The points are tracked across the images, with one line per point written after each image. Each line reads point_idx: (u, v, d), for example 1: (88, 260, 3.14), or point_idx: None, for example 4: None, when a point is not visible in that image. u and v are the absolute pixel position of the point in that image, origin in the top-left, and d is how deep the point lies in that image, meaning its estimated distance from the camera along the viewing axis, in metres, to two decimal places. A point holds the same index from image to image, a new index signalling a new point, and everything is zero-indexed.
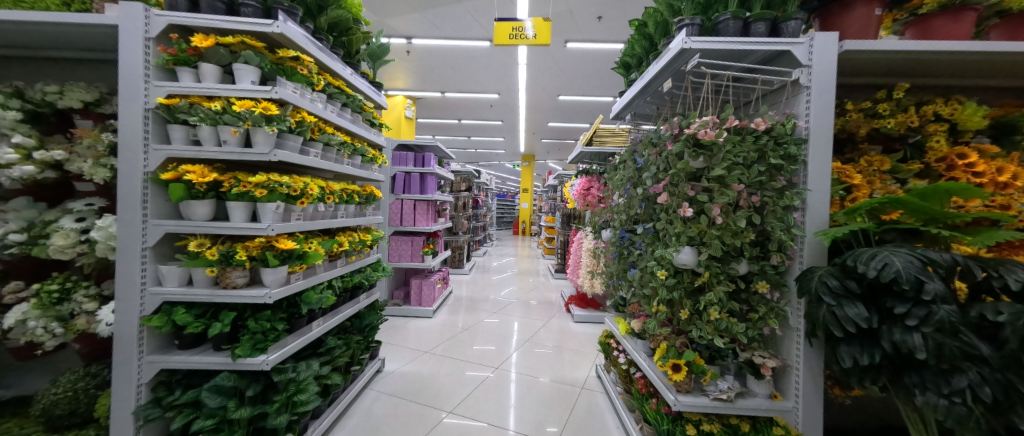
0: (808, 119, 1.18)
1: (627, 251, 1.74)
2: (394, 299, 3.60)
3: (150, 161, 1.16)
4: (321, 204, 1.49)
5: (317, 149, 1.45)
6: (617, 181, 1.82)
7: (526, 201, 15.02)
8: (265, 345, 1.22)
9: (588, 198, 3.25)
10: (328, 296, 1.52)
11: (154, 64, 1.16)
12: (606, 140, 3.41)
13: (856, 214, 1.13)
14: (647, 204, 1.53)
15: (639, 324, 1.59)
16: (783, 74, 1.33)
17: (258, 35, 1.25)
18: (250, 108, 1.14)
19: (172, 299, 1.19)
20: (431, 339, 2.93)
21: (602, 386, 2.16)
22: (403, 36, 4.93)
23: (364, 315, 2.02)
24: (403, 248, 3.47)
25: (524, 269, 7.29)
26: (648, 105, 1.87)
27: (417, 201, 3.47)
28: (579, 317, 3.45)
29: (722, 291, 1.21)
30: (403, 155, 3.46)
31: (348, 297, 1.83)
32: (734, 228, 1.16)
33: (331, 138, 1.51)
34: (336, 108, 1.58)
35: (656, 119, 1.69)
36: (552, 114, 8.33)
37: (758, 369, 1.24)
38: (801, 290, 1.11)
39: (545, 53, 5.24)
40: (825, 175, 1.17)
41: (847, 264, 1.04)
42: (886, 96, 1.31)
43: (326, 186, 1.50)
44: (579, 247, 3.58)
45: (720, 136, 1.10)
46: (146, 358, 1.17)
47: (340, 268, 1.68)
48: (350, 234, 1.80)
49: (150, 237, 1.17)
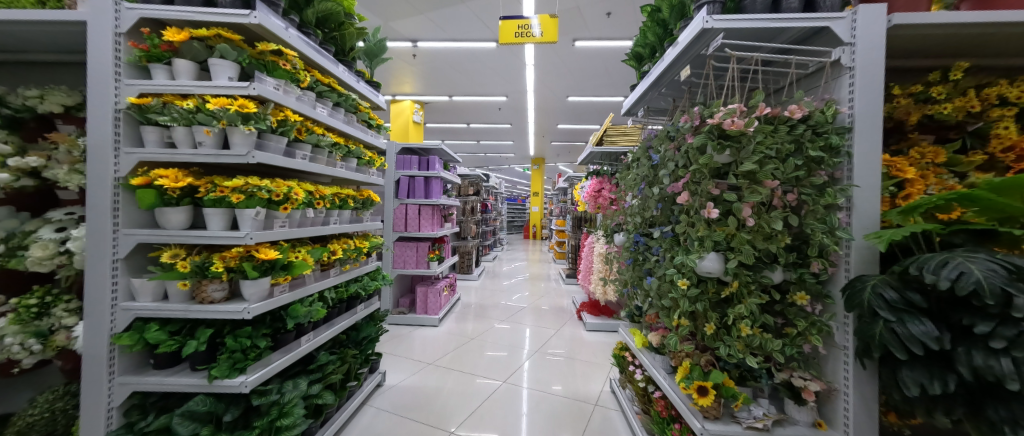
0: (852, 105, 1.03)
1: (643, 257, 1.59)
2: (399, 306, 3.49)
3: (121, 165, 1.07)
4: (311, 209, 1.39)
5: (305, 150, 1.35)
6: (631, 180, 1.68)
7: (535, 204, 14.88)
8: (244, 365, 1.12)
9: (600, 200, 3.12)
10: (319, 308, 1.42)
11: (126, 61, 1.08)
12: (618, 139, 3.25)
13: (913, 213, 0.96)
14: (664, 206, 1.39)
15: (657, 338, 1.44)
16: (819, 55, 1.18)
17: (237, 28, 1.17)
18: (225, 106, 1.05)
19: (144, 315, 1.09)
20: (436, 349, 2.81)
21: (616, 402, 2.00)
22: (408, 39, 4.88)
23: (363, 326, 1.91)
24: (408, 255, 3.36)
25: (534, 274, 7.13)
26: (663, 98, 1.73)
27: (422, 205, 3.36)
28: (591, 325, 3.29)
29: (753, 303, 1.06)
30: (407, 158, 3.37)
31: (344, 308, 1.73)
32: (767, 231, 1.01)
33: (320, 139, 1.42)
34: (326, 107, 1.49)
35: (673, 113, 1.55)
36: (560, 115, 8.19)
37: (798, 393, 1.08)
38: (849, 303, 0.95)
39: (552, 52, 5.12)
40: (875, 168, 1.01)
41: (908, 273, 0.88)
42: (941, 78, 1.14)
43: (315, 191, 1.40)
44: (591, 251, 3.43)
45: (750, 125, 0.96)
46: (117, 379, 1.08)
47: (332, 277, 1.58)
48: (345, 241, 1.70)
49: (122, 248, 1.08)
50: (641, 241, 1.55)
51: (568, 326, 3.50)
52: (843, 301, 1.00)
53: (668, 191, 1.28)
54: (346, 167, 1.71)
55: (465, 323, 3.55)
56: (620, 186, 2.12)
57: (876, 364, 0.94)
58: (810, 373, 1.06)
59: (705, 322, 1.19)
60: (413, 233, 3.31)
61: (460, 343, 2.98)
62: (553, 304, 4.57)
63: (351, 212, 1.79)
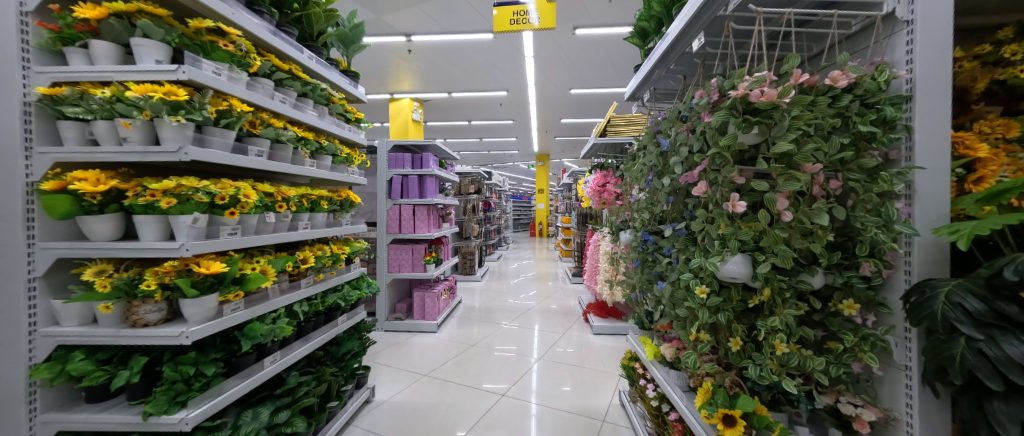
0: (911, 68, 0.82)
1: (654, 258, 1.40)
2: (397, 312, 3.33)
3: (33, 167, 0.91)
4: (269, 213, 1.25)
5: (262, 146, 1.22)
6: (638, 171, 1.48)
7: (540, 202, 14.66)
8: (187, 398, 0.97)
9: (605, 195, 2.94)
10: (285, 324, 1.28)
11: (35, 44, 0.93)
12: (622, 130, 3.05)
13: (995, 200, 0.76)
14: (677, 199, 1.20)
15: (670, 351, 1.26)
16: (862, 12, 0.97)
17: (169, 4, 1.02)
18: (148, 93, 0.91)
19: (68, 342, 0.94)
20: (433, 358, 2.64)
21: (627, 418, 1.82)
22: (402, 33, 4.69)
23: (346, 339, 1.75)
24: (403, 258, 3.18)
25: (540, 273, 6.92)
26: (672, 78, 1.53)
27: (417, 205, 3.18)
28: (599, 329, 3.10)
29: (790, 314, 0.88)
30: (399, 156, 3.19)
31: (321, 320, 1.58)
32: (806, 228, 0.81)
33: (279, 133, 1.27)
34: (288, 97, 1.35)
35: (683, 92, 1.35)
36: (563, 109, 7.96)
37: (846, 422, 0.88)
38: (913, 315, 0.76)
39: (552, 42, 4.91)
40: (943, 146, 0.80)
41: (1001, 276, 0.67)
42: (1015, 34, 0.93)
43: (273, 193, 1.26)
44: (596, 250, 3.24)
45: (788, 96, 0.76)
46: (39, 418, 0.93)
47: (304, 287, 1.44)
48: (320, 247, 1.56)
49: (38, 265, 0.92)
50: (650, 240, 1.36)
51: (574, 329, 3.31)
52: (903, 312, 0.80)
53: (681, 181, 1.09)
54: (318, 165, 1.56)
55: (465, 327, 3.37)
56: (627, 179, 1.92)
57: (951, 392, 0.75)
58: (860, 399, 0.87)
59: (728, 336, 1.00)
60: (407, 235, 3.14)
61: (459, 350, 2.81)
62: (559, 304, 4.37)
63: (327, 215, 1.64)
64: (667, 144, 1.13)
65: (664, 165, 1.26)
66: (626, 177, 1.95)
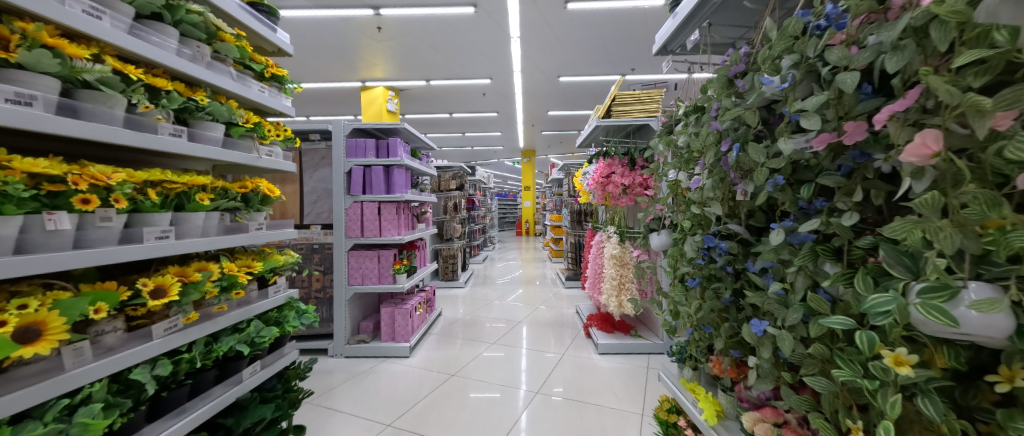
0: None
1: (730, 276, 0.94)
2: (361, 333, 2.70)
3: None
4: (57, 215, 0.66)
5: (32, 90, 0.63)
6: (699, 143, 0.98)
7: (527, 199, 14.17)
8: None
9: (609, 188, 2.56)
10: (97, 416, 0.70)
11: None
12: (628, 110, 2.61)
13: None
14: (777, 184, 0.73)
15: (766, 432, 0.77)
16: None
17: None
18: None
19: None
20: (404, 397, 2.08)
21: None
22: (368, 5, 4.08)
23: (258, 402, 1.17)
24: (367, 267, 2.59)
25: (529, 276, 6.39)
26: (735, 7, 1.04)
27: (383, 203, 2.60)
28: (605, 348, 2.61)
29: None
30: (360, 142, 2.59)
31: (209, 380, 1.01)
32: None
33: (75, 67, 0.68)
34: (107, 10, 0.76)
35: (771, 14, 0.86)
36: (549, 98, 7.48)
37: None
38: None
39: (541, 18, 4.42)
40: None
41: None
42: None
43: (66, 173, 0.67)
44: (600, 252, 2.77)
45: None
46: None
47: (157, 338, 0.85)
48: (200, 268, 0.97)
49: None
50: (723, 249, 0.90)
51: (574, 346, 2.82)
52: None
53: (815, 148, 0.66)
54: (196, 137, 0.97)
55: (445, 347, 2.80)
56: (658, 164, 1.43)
57: None
58: None
59: None
60: (371, 239, 2.56)
61: (438, 383, 2.25)
62: (553, 313, 3.87)
63: (220, 216, 1.06)
64: (783, 86, 0.67)
65: (764, 125, 0.76)
66: (657, 160, 1.46)
